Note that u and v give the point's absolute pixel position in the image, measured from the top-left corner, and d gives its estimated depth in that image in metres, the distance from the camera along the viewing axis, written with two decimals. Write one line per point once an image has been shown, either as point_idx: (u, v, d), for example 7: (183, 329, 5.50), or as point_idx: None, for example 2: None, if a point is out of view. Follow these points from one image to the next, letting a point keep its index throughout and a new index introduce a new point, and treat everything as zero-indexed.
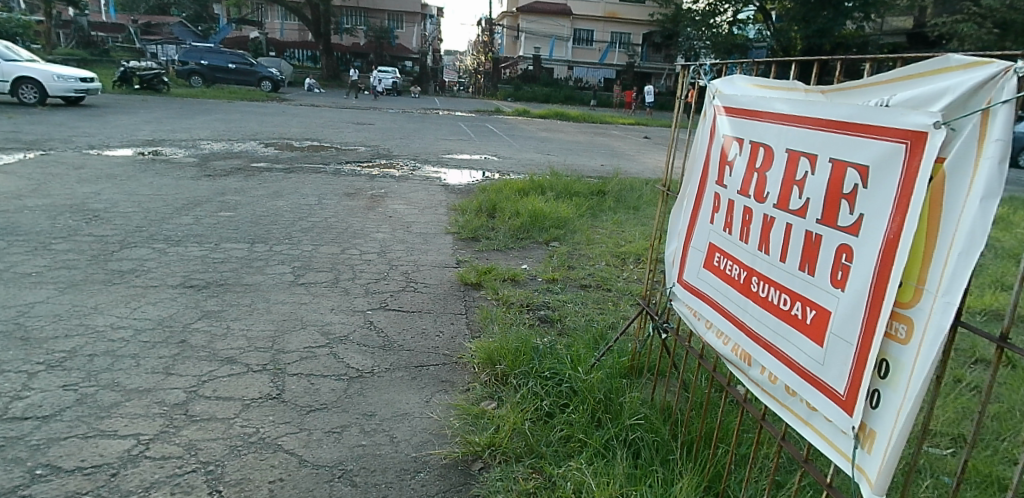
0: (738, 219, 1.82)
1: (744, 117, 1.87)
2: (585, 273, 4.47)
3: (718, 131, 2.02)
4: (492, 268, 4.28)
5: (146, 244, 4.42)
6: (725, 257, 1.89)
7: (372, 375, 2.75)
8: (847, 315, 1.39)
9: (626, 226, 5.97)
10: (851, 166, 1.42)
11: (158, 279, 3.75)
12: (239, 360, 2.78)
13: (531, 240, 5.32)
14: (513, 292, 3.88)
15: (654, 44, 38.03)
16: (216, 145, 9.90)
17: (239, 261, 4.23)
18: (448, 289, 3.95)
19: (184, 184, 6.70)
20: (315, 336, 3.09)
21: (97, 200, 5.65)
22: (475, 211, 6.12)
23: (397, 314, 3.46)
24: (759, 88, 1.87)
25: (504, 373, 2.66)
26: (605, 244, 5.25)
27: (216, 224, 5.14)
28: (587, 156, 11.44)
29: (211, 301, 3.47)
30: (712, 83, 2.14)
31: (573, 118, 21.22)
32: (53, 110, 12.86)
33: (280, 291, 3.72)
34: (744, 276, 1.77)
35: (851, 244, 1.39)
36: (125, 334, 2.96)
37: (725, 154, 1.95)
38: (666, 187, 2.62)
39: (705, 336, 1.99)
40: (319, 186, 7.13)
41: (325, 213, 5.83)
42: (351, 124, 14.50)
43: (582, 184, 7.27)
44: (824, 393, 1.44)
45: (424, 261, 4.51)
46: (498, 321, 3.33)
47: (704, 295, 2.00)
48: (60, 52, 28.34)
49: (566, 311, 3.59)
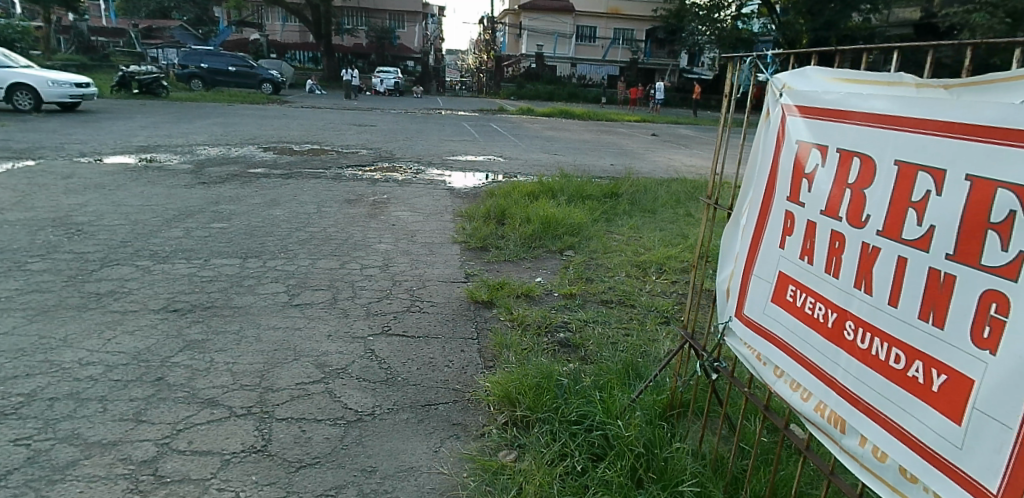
0: (823, 248, 1.47)
1: (827, 119, 1.51)
2: (605, 286, 4.11)
3: (788, 136, 1.66)
4: (504, 283, 3.93)
5: (130, 262, 4.08)
6: (805, 294, 1.53)
7: (373, 418, 2.39)
8: (1002, 387, 1.04)
9: (644, 231, 5.61)
10: (1002, 186, 1.06)
11: (139, 302, 3.41)
12: (223, 402, 2.44)
13: (544, 248, 4.97)
14: (529, 311, 3.53)
15: (658, 39, 37.59)
16: (213, 150, 9.57)
17: (230, 279, 3.88)
18: (457, 308, 3.60)
19: (176, 192, 6.37)
20: (309, 370, 2.75)
21: (82, 212, 5.32)
22: (483, 218, 5.77)
23: (401, 341, 3.10)
24: (845, 82, 1.50)
25: (525, 417, 2.32)
26: (624, 252, 4.88)
27: (206, 237, 4.80)
28: (595, 155, 11.06)
29: (194, 329, 3.12)
30: (777, 76, 1.77)
31: (578, 116, 20.85)
32: (49, 116, 12.57)
33: (272, 314, 3.37)
34: (836, 320, 1.42)
35: (1003, 291, 1.05)
36: (94, 372, 2.62)
37: (799, 164, 1.59)
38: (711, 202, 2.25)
39: (775, 385, 1.64)
40: (319, 192, 6.79)
41: (324, 223, 5.48)
42: (352, 127, 14.19)
43: (594, 186, 6.92)
44: (964, 487, 1.11)
45: (430, 276, 4.16)
46: (514, 348, 2.98)
47: (774, 336, 1.65)
48: (60, 58, 28.14)
49: (589, 334, 3.23)
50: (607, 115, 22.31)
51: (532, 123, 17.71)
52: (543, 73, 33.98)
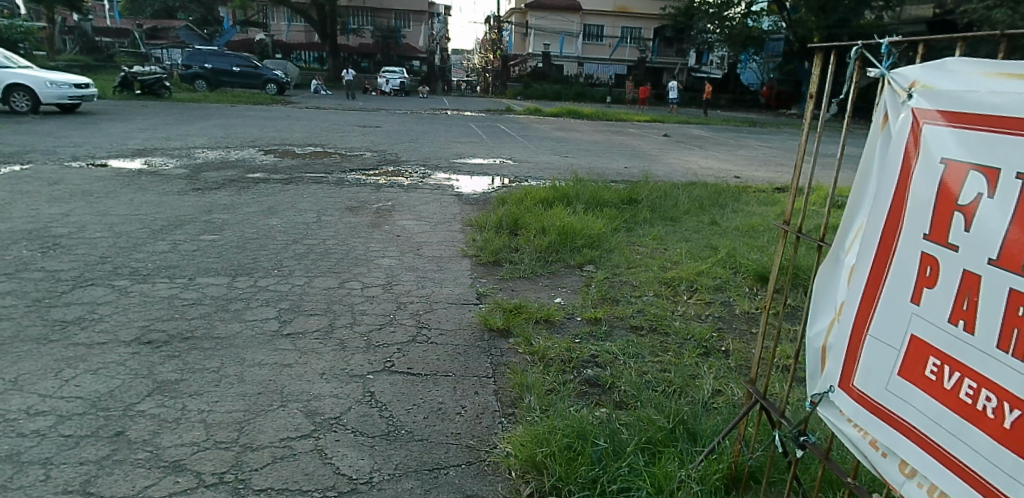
0: (994, 315, 1.05)
1: (999, 131, 1.07)
2: (633, 308, 3.68)
3: (927, 151, 1.23)
4: (522, 306, 3.52)
5: (105, 282, 3.67)
6: (960, 375, 1.12)
7: (370, 488, 1.98)
8: None
9: (669, 242, 5.18)
10: None
11: (109, 333, 3.01)
12: (190, 467, 2.03)
13: (561, 263, 4.55)
14: (550, 341, 3.11)
15: (666, 38, 37.13)
16: (212, 153, 9.20)
17: (214, 302, 3.48)
18: (468, 338, 3.17)
19: (168, 200, 5.98)
20: (296, 420, 2.35)
21: (62, 223, 4.93)
22: (494, 228, 5.34)
23: (406, 380, 2.69)
24: (1021, 79, 1.07)
25: (556, 491, 1.91)
26: (650, 267, 4.45)
27: (194, 251, 4.40)
28: (609, 157, 10.62)
29: (168, 366, 2.72)
30: (905, 72, 1.33)
31: (587, 116, 20.41)
32: (46, 118, 12.23)
33: (260, 347, 2.96)
34: (1017, 420, 1.02)
35: None
36: (41, 426, 2.22)
37: (946, 190, 1.16)
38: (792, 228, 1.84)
39: (911, 492, 1.23)
40: (320, 199, 6.39)
41: (323, 234, 5.07)
42: (357, 128, 13.80)
43: (611, 192, 6.51)
44: None
45: (438, 297, 3.75)
46: (535, 390, 2.58)
47: (903, 423, 1.24)
48: (63, 59, 27.86)
49: (621, 371, 2.83)
50: (617, 115, 21.87)
51: (540, 124, 17.28)
52: (550, 73, 33.49)
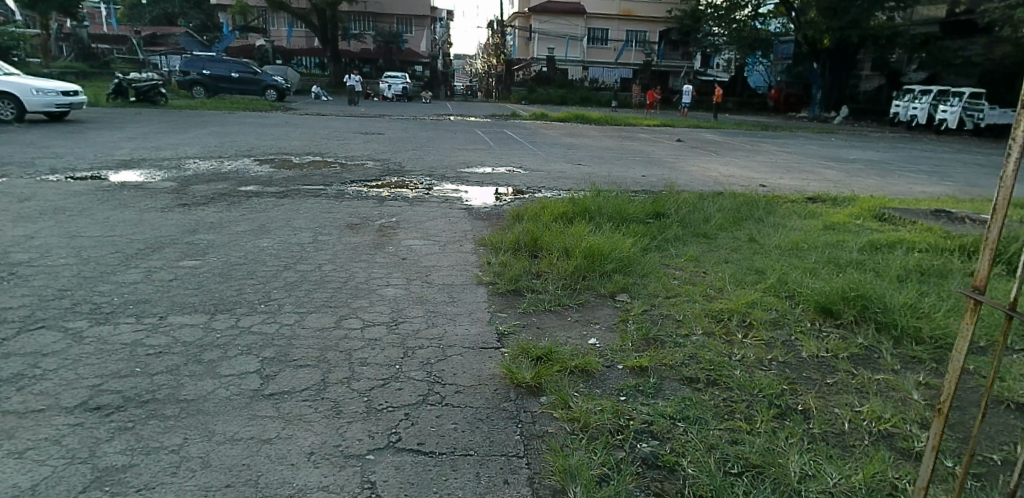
0: None
1: None
2: (682, 352, 3.09)
3: None
4: (553, 352, 2.94)
5: (58, 324, 3.11)
6: None
7: None
8: None
9: (706, 263, 4.62)
10: None
11: (49, 396, 2.44)
12: None
13: (590, 292, 3.98)
14: (591, 402, 2.53)
15: (671, 41, 36.62)
16: (203, 163, 8.67)
17: (185, 351, 2.90)
18: (492, 398, 2.59)
19: (148, 218, 5.43)
20: None
21: (25, 247, 4.39)
22: (511, 249, 4.78)
23: (417, 464, 2.12)
24: None
25: None
26: (691, 296, 3.87)
27: (170, 281, 3.83)
28: (624, 165, 10.06)
29: (114, 446, 2.15)
30: None
31: (594, 120, 19.85)
32: (32, 127, 11.71)
33: (236, 412, 2.39)
34: None
35: None
36: None
37: None
38: (994, 302, 1.23)
39: None
40: (317, 215, 5.83)
41: (319, 258, 4.50)
42: (359, 135, 13.27)
43: (635, 205, 5.94)
44: None
45: (451, 339, 3.17)
46: (582, 481, 2.01)
47: None
48: (59, 65, 27.36)
49: (685, 448, 2.25)
50: (625, 119, 21.31)
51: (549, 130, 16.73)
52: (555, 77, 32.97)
